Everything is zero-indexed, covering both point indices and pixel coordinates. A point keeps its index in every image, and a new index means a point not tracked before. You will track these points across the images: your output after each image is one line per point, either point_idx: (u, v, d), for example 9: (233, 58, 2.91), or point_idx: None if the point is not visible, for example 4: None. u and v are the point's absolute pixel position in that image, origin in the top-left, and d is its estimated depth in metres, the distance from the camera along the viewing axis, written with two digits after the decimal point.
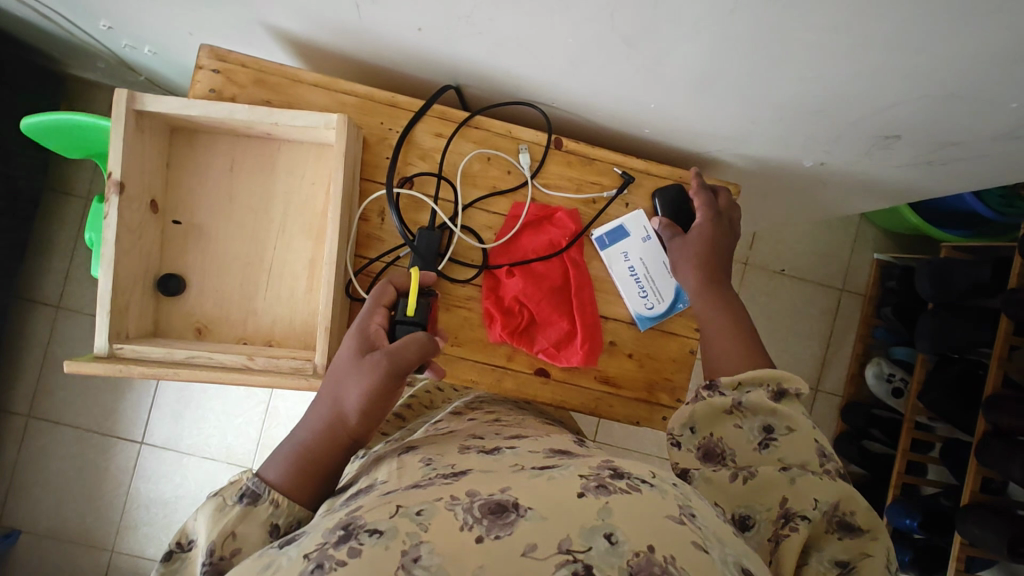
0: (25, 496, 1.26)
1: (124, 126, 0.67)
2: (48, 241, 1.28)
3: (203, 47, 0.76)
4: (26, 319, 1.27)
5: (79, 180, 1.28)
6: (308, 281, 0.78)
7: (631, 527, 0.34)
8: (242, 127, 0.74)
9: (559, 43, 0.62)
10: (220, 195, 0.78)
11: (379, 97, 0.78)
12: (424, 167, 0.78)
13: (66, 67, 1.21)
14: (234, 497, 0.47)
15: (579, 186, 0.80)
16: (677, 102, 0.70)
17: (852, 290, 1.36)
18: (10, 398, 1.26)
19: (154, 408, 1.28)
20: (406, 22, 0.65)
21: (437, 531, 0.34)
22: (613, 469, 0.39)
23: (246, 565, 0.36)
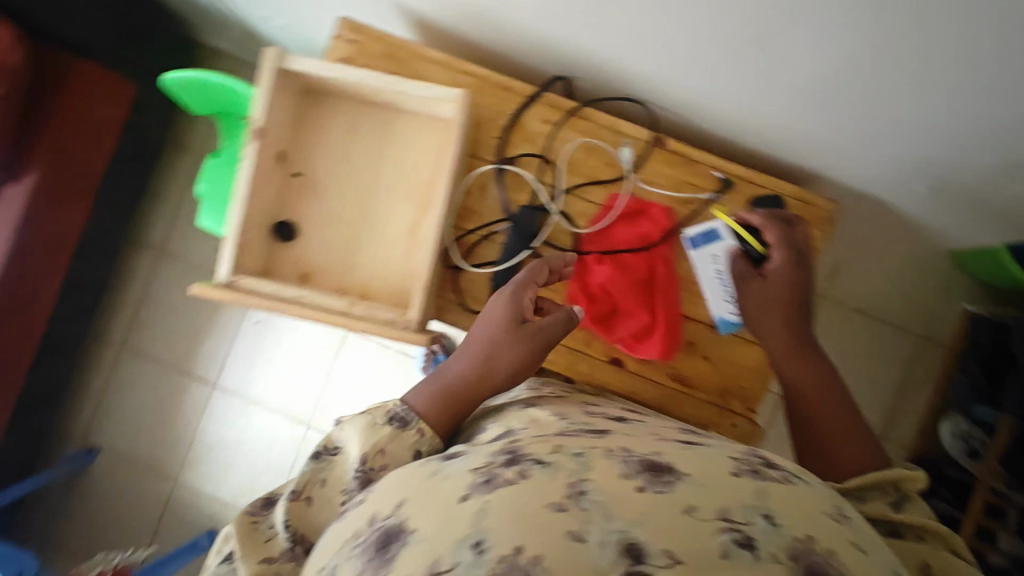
0: (106, 420, 1.33)
1: (270, 82, 0.73)
2: (158, 188, 1.36)
3: (341, 19, 0.81)
4: (131, 257, 1.35)
5: (193, 136, 1.36)
6: (406, 244, 0.80)
7: (792, 514, 0.34)
8: (369, 92, 0.78)
9: (685, 43, 0.64)
10: (339, 154, 0.82)
11: (496, 80, 0.80)
12: (530, 150, 0.81)
13: (200, 33, 1.29)
14: (385, 418, 0.51)
15: (676, 185, 0.80)
16: (792, 113, 0.71)
17: (934, 338, 1.32)
18: (106, 327, 1.34)
19: (230, 356, 1.34)
20: (534, 9, 0.68)
21: (600, 473, 0.35)
22: (764, 459, 0.39)
23: (410, 469, 0.39)
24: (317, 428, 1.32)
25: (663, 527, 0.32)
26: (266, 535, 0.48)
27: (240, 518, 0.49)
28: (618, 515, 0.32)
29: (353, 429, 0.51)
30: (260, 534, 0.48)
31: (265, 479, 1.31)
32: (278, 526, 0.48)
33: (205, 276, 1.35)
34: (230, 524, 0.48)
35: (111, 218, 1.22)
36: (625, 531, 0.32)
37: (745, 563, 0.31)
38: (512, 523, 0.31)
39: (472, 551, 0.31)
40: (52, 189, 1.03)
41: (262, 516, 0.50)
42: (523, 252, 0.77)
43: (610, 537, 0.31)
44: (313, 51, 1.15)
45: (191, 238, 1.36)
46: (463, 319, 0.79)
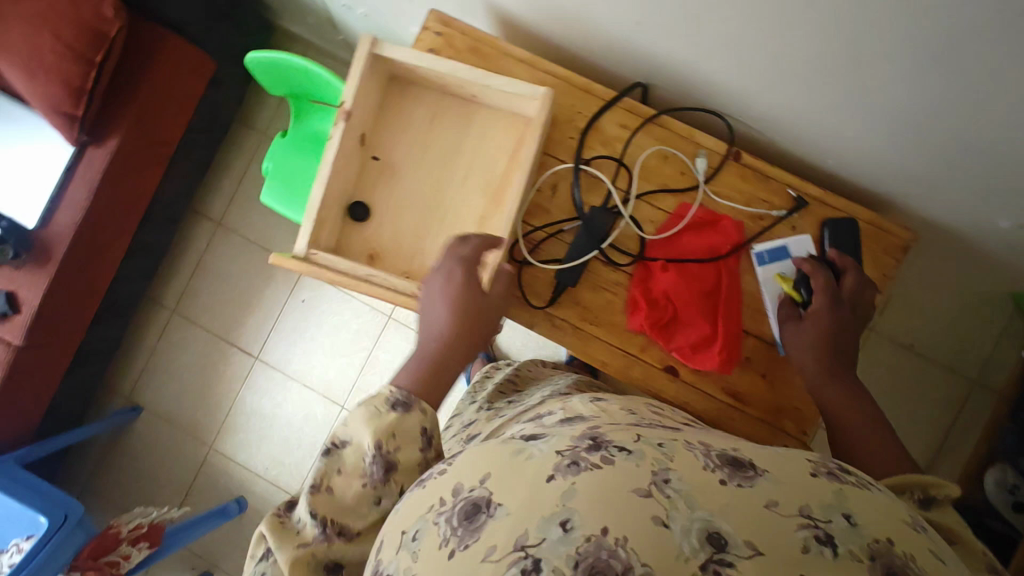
0: (152, 380, 1.38)
1: (362, 65, 0.75)
2: (224, 163, 1.40)
3: (431, 12, 0.83)
4: (191, 227, 1.40)
5: (262, 116, 1.40)
6: (474, 235, 0.81)
7: (871, 516, 0.32)
8: (455, 84, 0.80)
9: (777, 64, 0.64)
10: (418, 142, 0.84)
11: (577, 83, 0.82)
12: (604, 153, 0.81)
13: (279, 18, 1.33)
14: (387, 405, 0.49)
15: (749, 201, 0.80)
16: (876, 140, 0.70)
17: (986, 385, 1.28)
18: (161, 291, 1.39)
19: (275, 331, 1.38)
20: (625, 15, 0.69)
21: (682, 463, 0.34)
22: (837, 464, 0.37)
23: (491, 447, 0.39)
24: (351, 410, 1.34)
25: (744, 518, 0.31)
26: (296, 529, 0.47)
27: (270, 518, 0.47)
28: (702, 504, 0.31)
29: (358, 420, 0.48)
30: (291, 527, 0.47)
31: (297, 454, 1.34)
32: (306, 518, 0.46)
33: (259, 251, 1.39)
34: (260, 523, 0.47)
35: (179, 186, 1.27)
36: (709, 520, 0.31)
37: (825, 559, 0.30)
38: (600, 505, 0.31)
39: (560, 528, 0.31)
40: (130, 153, 1.08)
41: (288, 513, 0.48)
42: (590, 252, 0.77)
43: (692, 525, 0.31)
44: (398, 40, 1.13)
45: (250, 213, 1.40)
46: (523, 312, 0.79)
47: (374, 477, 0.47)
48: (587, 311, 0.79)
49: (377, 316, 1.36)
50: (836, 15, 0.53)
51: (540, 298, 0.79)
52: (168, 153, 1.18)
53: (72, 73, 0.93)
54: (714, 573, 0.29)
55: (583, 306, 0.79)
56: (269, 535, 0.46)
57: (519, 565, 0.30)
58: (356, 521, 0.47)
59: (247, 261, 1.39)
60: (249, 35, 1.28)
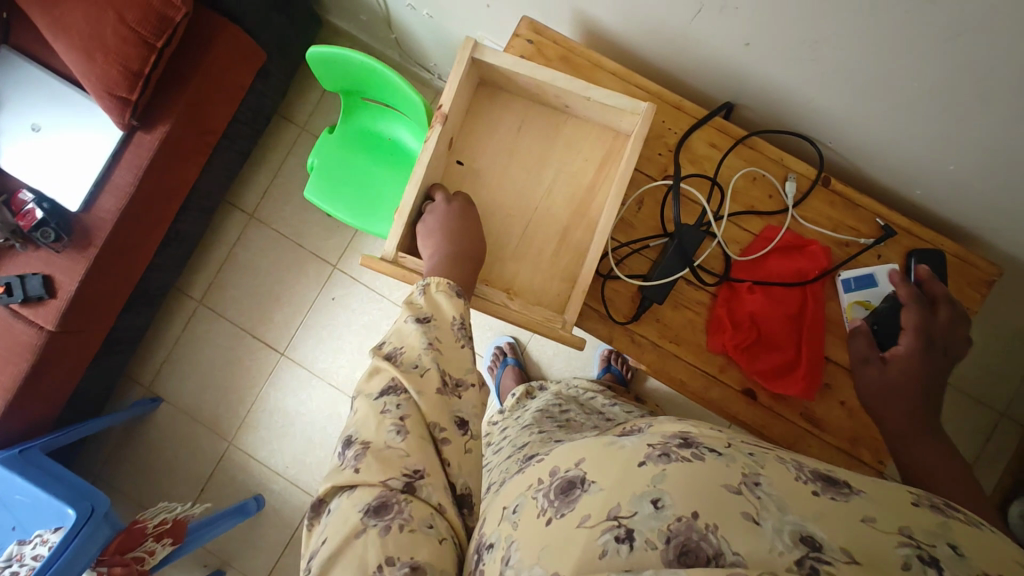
0: (174, 370, 1.38)
1: (462, 69, 0.74)
2: (261, 157, 1.43)
3: (523, 19, 0.84)
4: (224, 220, 1.41)
5: (302, 111, 1.43)
6: (558, 246, 0.80)
7: (985, 555, 0.28)
8: (550, 94, 0.79)
9: (882, 87, 0.64)
10: (504, 149, 0.82)
11: (669, 99, 0.81)
12: (692, 171, 0.80)
13: (331, 13, 1.38)
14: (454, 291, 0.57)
15: (835, 227, 0.78)
16: (971, 169, 0.69)
17: (1013, 417, 1.27)
18: (190, 282, 1.40)
19: (303, 327, 1.39)
20: (735, 34, 0.69)
21: (774, 472, 0.33)
22: (952, 505, 0.33)
23: (587, 441, 0.40)
24: None
25: (839, 527, 0.29)
26: (416, 372, 0.48)
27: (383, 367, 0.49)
28: (793, 509, 0.30)
29: (436, 300, 0.56)
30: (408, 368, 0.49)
31: (318, 454, 1.35)
32: (427, 362, 0.49)
33: (290, 246, 1.41)
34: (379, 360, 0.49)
35: (217, 177, 1.29)
36: (800, 524, 0.30)
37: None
38: (693, 492, 0.32)
39: (651, 505, 0.32)
40: (176, 140, 1.10)
41: (399, 359, 0.49)
42: (681, 270, 0.75)
43: (784, 527, 0.30)
44: (446, 45, 1.22)
45: (285, 207, 1.42)
46: (605, 330, 0.78)
47: (461, 337, 0.53)
48: (668, 330, 0.78)
49: None
50: (924, 27, 0.54)
51: (621, 314, 0.78)
52: (210, 142, 1.20)
53: (130, 57, 0.95)
54: (810, 570, 0.28)
55: (664, 324, 0.79)
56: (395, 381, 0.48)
57: (612, 533, 0.32)
58: (464, 373, 0.51)
59: (278, 256, 1.41)
60: (297, 30, 1.31)
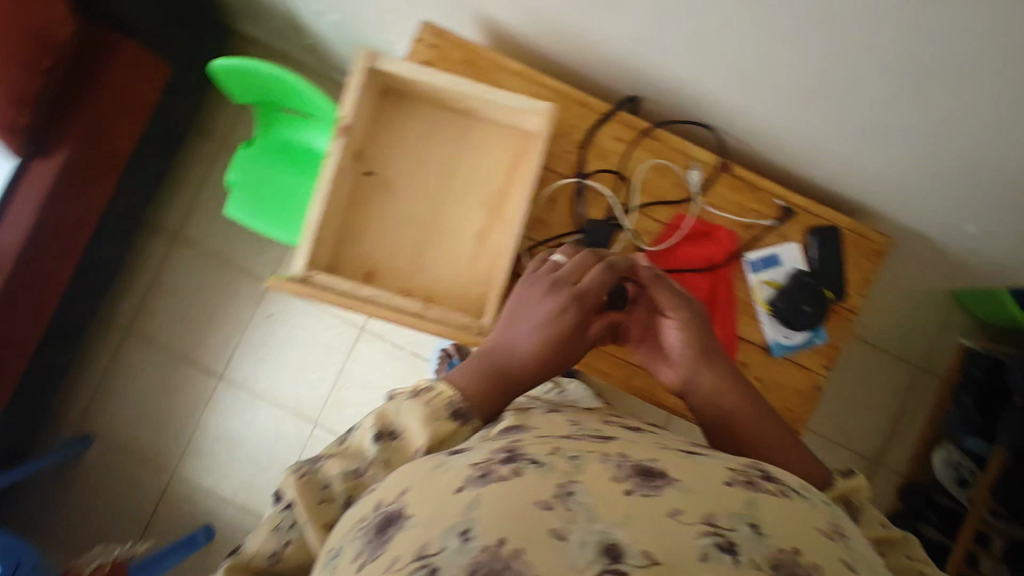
0: (107, 404, 1.34)
1: (359, 79, 0.67)
2: (180, 175, 1.38)
3: (424, 23, 0.75)
4: (147, 243, 1.36)
5: (219, 125, 1.39)
6: (474, 249, 0.72)
7: (780, 528, 0.32)
8: (452, 96, 0.71)
9: (770, 76, 0.63)
10: (412, 156, 0.74)
11: (574, 95, 0.75)
12: (601, 167, 0.74)
13: (239, 22, 1.31)
14: (448, 410, 0.45)
15: (740, 211, 0.75)
16: (863, 151, 0.70)
17: (931, 370, 1.35)
18: (113, 312, 1.35)
19: (241, 348, 1.36)
20: (627, 32, 0.66)
21: (590, 476, 0.34)
22: (763, 473, 0.38)
23: (414, 465, 0.39)
24: (324, 425, 1.35)
25: (645, 528, 0.31)
26: (321, 496, 0.43)
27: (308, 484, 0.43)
28: (601, 517, 0.31)
29: (414, 412, 0.45)
30: (316, 493, 0.43)
31: (266, 476, 1.33)
32: (339, 492, 0.43)
33: (219, 265, 1.37)
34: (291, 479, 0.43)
35: (130, 201, 1.24)
36: (606, 531, 0.31)
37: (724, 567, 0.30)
38: (502, 516, 0.31)
39: (459, 538, 0.31)
40: (77, 168, 1.05)
41: (316, 469, 0.44)
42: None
43: (590, 538, 0.30)
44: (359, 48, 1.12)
45: (209, 226, 1.37)
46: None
47: None
48: None
49: (348, 329, 1.37)
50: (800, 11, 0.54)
51: None
52: (120, 166, 1.15)
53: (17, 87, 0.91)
54: None
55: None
56: (291, 493, 0.43)
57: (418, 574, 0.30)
58: None
59: (207, 277, 1.37)
60: (203, 43, 1.26)
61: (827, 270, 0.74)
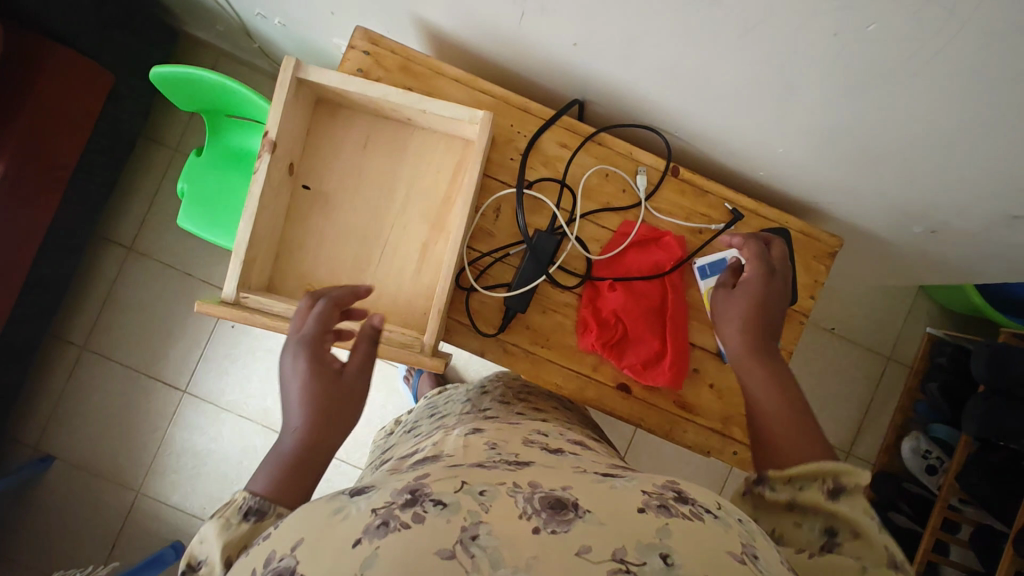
0: (66, 423, 1.31)
1: (287, 91, 0.63)
2: (132, 185, 1.34)
3: (356, 28, 0.72)
4: (101, 256, 1.32)
5: (171, 132, 1.35)
6: (417, 263, 0.70)
7: (692, 554, 0.32)
8: (387, 107, 0.68)
9: (709, 78, 0.62)
10: (350, 169, 0.71)
11: (514, 100, 0.72)
12: (546, 175, 0.73)
13: (185, 24, 1.26)
14: (238, 515, 0.44)
15: (689, 216, 0.74)
16: (806, 151, 0.68)
17: (899, 360, 1.35)
18: (69, 328, 1.31)
19: (203, 361, 1.33)
20: (563, 36, 0.63)
21: (495, 516, 0.33)
22: (677, 491, 0.37)
23: (314, 505, 0.37)
24: None
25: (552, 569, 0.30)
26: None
27: None
28: (506, 562, 0.31)
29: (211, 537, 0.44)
30: None
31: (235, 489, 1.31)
32: None
33: (177, 277, 1.34)
34: None
35: (77, 215, 1.20)
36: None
37: None
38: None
39: None
40: (13, 182, 1.00)
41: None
42: (539, 278, 0.68)
43: None
44: (309, 51, 1.08)
45: (165, 236, 1.34)
46: (472, 341, 0.70)
47: None
48: (536, 335, 0.71)
49: None
50: (727, 17, 0.52)
51: (491, 325, 0.70)
52: (62, 180, 1.12)
53: None
54: None
55: (534, 330, 0.71)
56: None
57: None
58: None
59: (166, 289, 1.34)
60: (145, 46, 1.21)
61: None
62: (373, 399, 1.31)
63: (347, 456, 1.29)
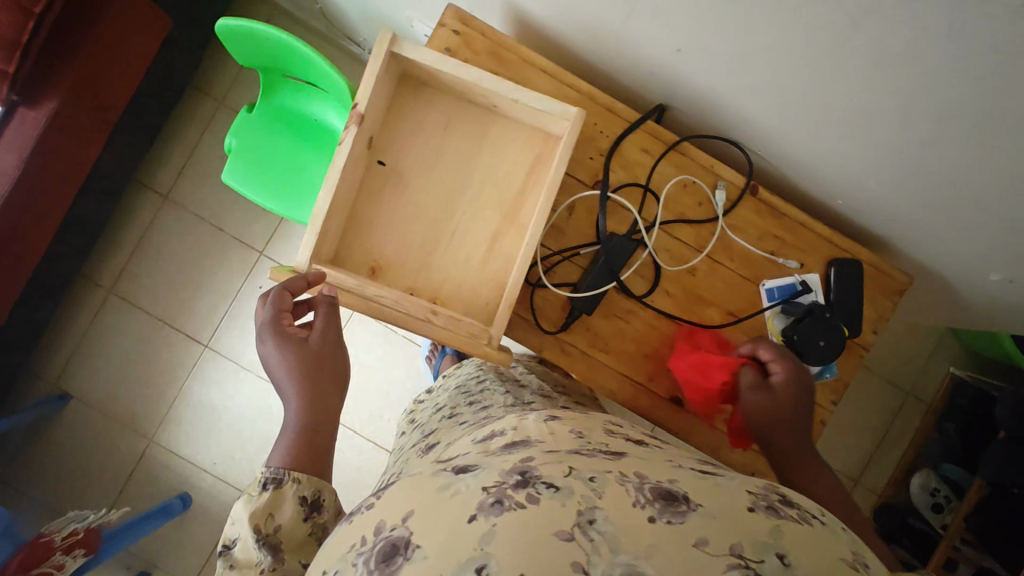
0: (86, 364, 1.30)
1: (380, 65, 0.62)
2: (174, 133, 1.32)
3: (449, 6, 0.71)
4: (136, 201, 1.31)
5: (218, 84, 1.33)
6: (485, 253, 0.70)
7: (807, 556, 0.34)
8: (475, 91, 0.67)
9: (810, 102, 0.61)
10: (428, 149, 0.70)
11: (599, 99, 0.72)
12: (623, 178, 0.73)
13: None
14: (258, 487, 0.50)
15: (762, 238, 0.74)
16: (892, 185, 0.67)
17: (918, 396, 1.35)
18: (97, 270, 1.31)
19: (227, 318, 1.33)
20: (666, 40, 0.62)
21: (610, 502, 0.37)
22: (784, 496, 0.38)
23: (423, 481, 0.42)
24: None
25: (667, 560, 0.33)
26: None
27: None
28: (625, 549, 0.34)
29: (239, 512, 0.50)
30: None
31: (247, 449, 1.31)
32: None
33: (210, 231, 1.33)
34: None
35: (120, 158, 1.19)
36: (631, 564, 0.33)
37: None
38: (518, 554, 0.34)
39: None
40: (67, 116, 0.99)
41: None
42: (609, 284, 0.69)
43: (614, 568, 0.33)
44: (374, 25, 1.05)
45: (202, 188, 1.33)
46: (533, 338, 0.71)
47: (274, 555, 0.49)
48: (596, 340, 0.72)
49: None
50: (848, 51, 0.51)
51: (550, 322, 0.71)
52: (111, 120, 1.10)
53: (5, 25, 0.86)
54: None
55: (593, 333, 0.72)
56: None
57: None
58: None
59: (197, 242, 1.33)
60: None
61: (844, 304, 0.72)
62: (395, 376, 1.31)
63: (362, 428, 1.29)
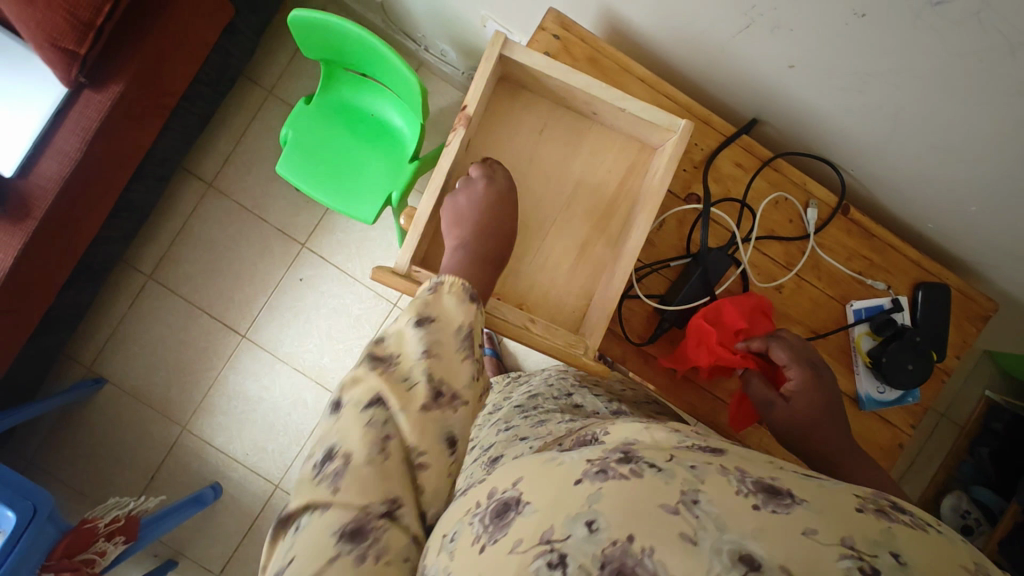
0: (124, 347, 1.32)
1: (490, 67, 0.64)
2: (223, 121, 1.34)
3: (551, 11, 0.75)
4: (182, 189, 1.33)
5: (269, 73, 1.35)
6: (576, 260, 0.72)
7: (925, 559, 0.31)
8: (578, 99, 0.69)
9: (915, 121, 0.60)
10: (523, 155, 0.73)
11: (695, 111, 0.76)
12: (715, 190, 0.77)
13: None
14: (467, 292, 0.55)
15: (848, 258, 0.78)
16: (993, 212, 0.67)
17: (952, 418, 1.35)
18: (138, 256, 1.32)
19: (266, 308, 1.34)
20: (781, 56, 0.62)
21: (714, 487, 0.35)
22: (896, 504, 0.36)
23: (528, 459, 0.44)
24: None
25: (778, 541, 0.32)
26: (405, 386, 0.47)
27: (379, 381, 0.47)
28: (731, 528, 0.33)
29: (446, 302, 0.53)
30: (399, 388, 0.47)
31: (279, 441, 1.32)
32: (416, 376, 0.47)
33: (252, 220, 1.34)
34: (372, 376, 0.47)
35: (172, 143, 1.21)
36: (739, 543, 0.32)
37: None
38: (626, 512, 0.34)
39: (586, 527, 0.34)
40: (129, 102, 1.00)
41: (391, 363, 0.48)
42: (703, 298, 0.72)
43: (722, 546, 0.32)
44: (440, 20, 1.07)
45: (247, 177, 1.34)
46: (618, 348, 0.76)
47: (466, 349, 0.51)
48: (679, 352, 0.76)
49: (380, 303, 1.35)
50: (959, 76, 0.52)
51: (636, 335, 0.76)
52: (169, 105, 1.12)
53: (80, 4, 0.85)
54: None
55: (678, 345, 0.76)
56: (380, 388, 0.47)
57: (544, 558, 0.34)
58: (459, 388, 0.48)
59: (238, 231, 1.34)
60: None
61: (930, 328, 0.75)
62: None
63: None
